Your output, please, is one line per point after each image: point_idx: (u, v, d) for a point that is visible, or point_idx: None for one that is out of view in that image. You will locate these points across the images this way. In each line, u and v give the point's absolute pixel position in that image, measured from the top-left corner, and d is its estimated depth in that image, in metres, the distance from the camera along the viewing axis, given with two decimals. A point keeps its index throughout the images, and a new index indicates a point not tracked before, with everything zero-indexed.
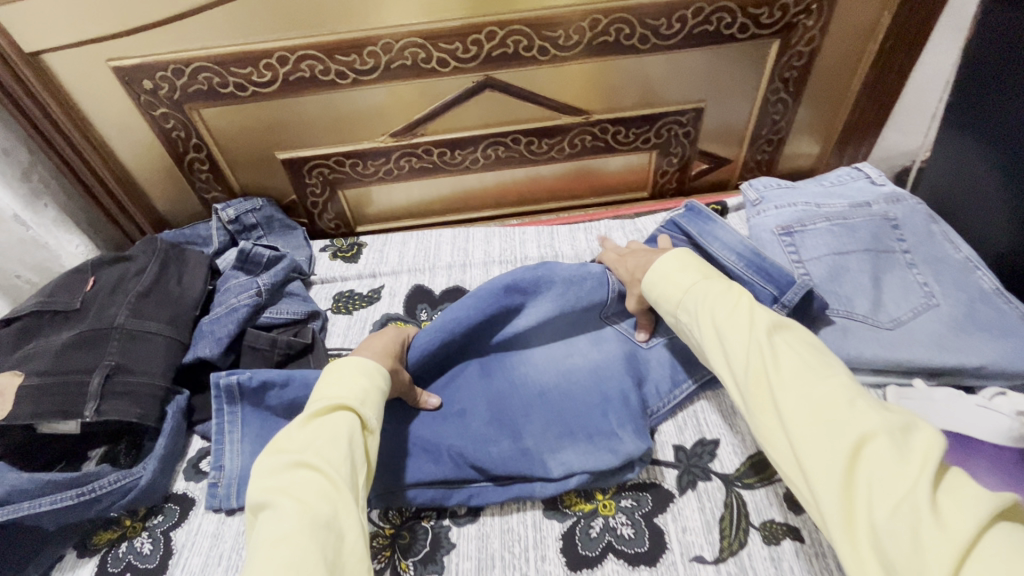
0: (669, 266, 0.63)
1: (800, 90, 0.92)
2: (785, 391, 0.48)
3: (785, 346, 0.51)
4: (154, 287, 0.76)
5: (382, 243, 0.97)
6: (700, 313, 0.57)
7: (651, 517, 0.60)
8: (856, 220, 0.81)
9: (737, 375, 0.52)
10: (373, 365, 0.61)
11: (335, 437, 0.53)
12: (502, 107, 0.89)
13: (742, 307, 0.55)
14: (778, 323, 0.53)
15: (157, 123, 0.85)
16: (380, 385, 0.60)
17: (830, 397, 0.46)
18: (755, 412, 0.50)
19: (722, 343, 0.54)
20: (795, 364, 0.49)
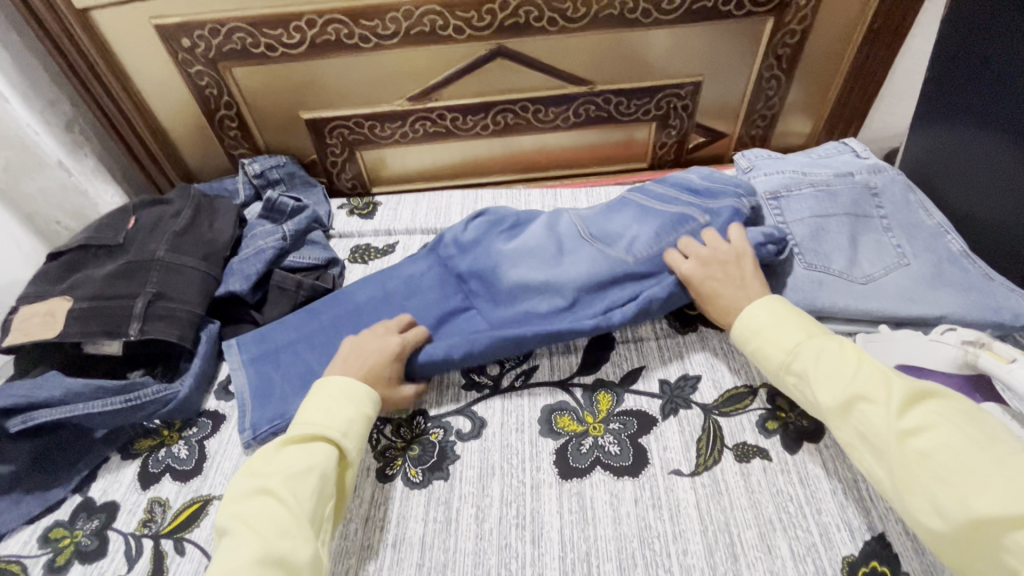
0: (766, 322, 0.62)
1: (793, 68, 0.98)
2: (949, 470, 0.45)
3: (934, 419, 0.48)
4: (189, 228, 0.83)
5: (396, 203, 1.04)
6: (816, 376, 0.55)
7: (636, 437, 0.67)
8: (838, 187, 0.87)
9: (882, 455, 0.49)
10: (361, 387, 0.63)
11: (307, 468, 0.55)
12: (513, 75, 0.96)
13: (868, 374, 0.53)
14: (922, 392, 0.50)
15: (192, 79, 0.92)
16: (363, 414, 0.61)
17: (996, 471, 0.43)
18: (904, 494, 0.47)
19: (856, 417, 0.51)
20: (954, 442, 0.46)
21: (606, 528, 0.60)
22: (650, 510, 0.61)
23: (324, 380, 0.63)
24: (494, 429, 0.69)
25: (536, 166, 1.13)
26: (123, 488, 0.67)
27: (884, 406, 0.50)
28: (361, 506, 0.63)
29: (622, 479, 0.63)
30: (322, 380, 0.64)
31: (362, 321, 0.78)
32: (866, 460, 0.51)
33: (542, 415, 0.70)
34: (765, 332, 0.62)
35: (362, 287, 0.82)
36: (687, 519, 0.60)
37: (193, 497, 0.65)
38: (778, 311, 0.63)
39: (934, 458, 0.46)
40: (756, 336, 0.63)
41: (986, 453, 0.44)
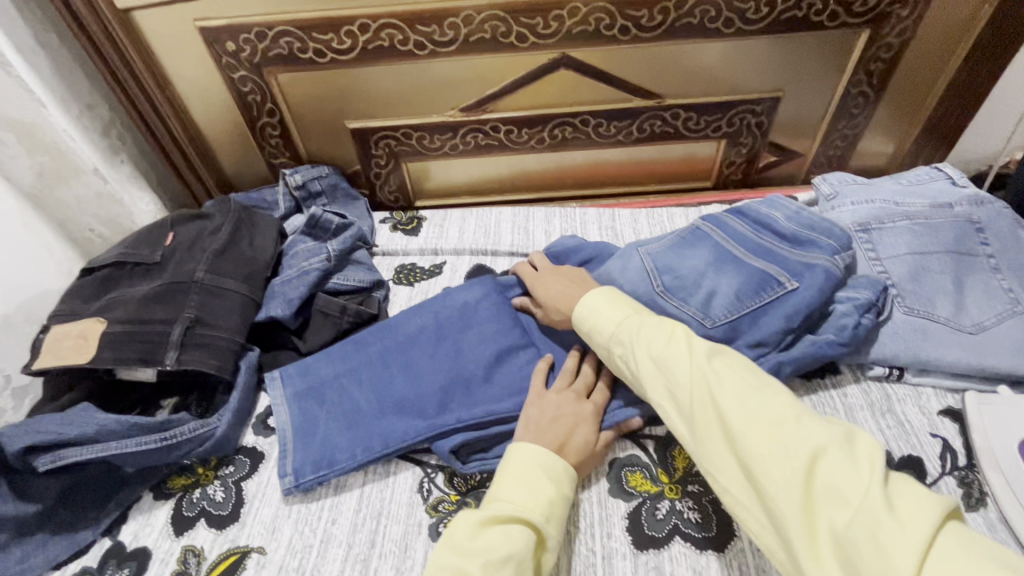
0: (599, 301, 0.61)
1: (883, 84, 0.89)
2: (735, 415, 0.45)
3: (724, 369, 0.49)
4: (229, 246, 0.77)
5: (442, 219, 0.98)
6: (634, 344, 0.55)
7: (719, 504, 0.60)
8: (938, 221, 0.78)
9: (681, 409, 0.49)
10: (557, 461, 0.56)
11: (508, 555, 0.48)
12: (576, 86, 0.88)
13: (676, 335, 0.53)
14: (714, 349, 0.51)
15: (235, 85, 0.87)
16: (562, 494, 0.55)
17: (764, 408, 0.45)
18: (698, 443, 0.47)
19: (663, 373, 0.51)
20: (736, 389, 0.47)
21: None
22: None
23: (513, 449, 0.58)
24: None
25: (590, 182, 1.06)
26: (155, 533, 0.62)
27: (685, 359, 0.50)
28: (413, 570, 0.57)
29: (706, 554, 0.56)
30: (517, 444, 0.58)
31: (414, 356, 0.72)
32: (665, 419, 0.50)
33: (611, 470, 0.63)
34: (593, 313, 0.60)
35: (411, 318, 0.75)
36: None
37: (230, 548, 0.60)
38: (614, 297, 0.62)
39: (724, 403, 0.46)
40: (592, 316, 0.61)
41: (758, 395, 0.46)
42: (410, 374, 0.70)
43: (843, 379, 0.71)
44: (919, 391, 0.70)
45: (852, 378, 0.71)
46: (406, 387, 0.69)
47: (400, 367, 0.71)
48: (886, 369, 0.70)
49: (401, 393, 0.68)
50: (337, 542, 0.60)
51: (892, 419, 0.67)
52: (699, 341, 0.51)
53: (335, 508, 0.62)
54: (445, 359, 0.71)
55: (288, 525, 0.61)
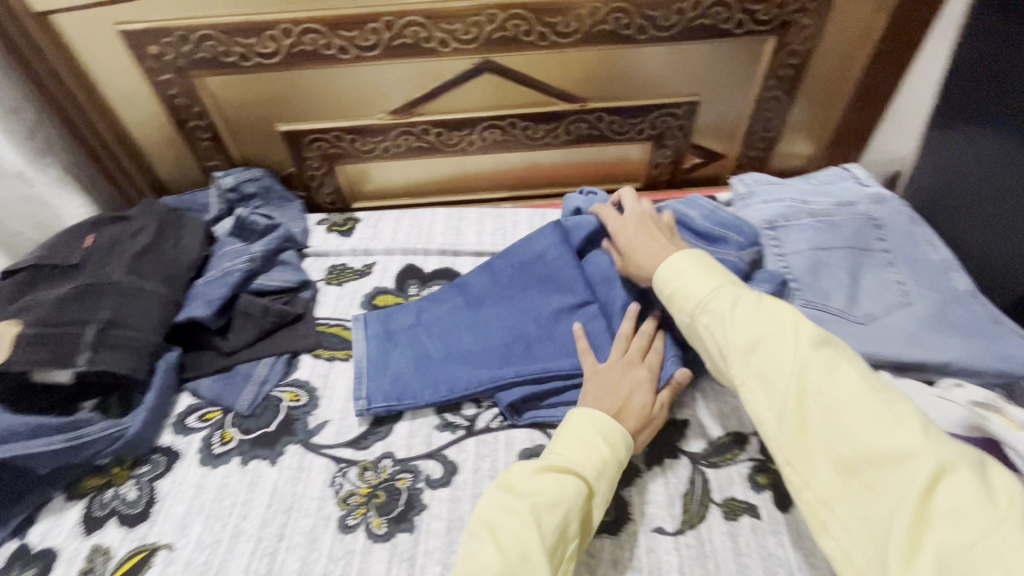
0: (679, 266, 0.61)
1: (794, 89, 0.94)
2: (843, 413, 0.46)
3: (834, 363, 0.49)
4: (151, 248, 0.78)
5: (376, 220, 0.99)
6: (728, 321, 0.55)
7: (617, 489, 0.63)
8: (840, 218, 0.82)
9: (772, 395, 0.50)
10: (607, 421, 0.59)
11: (557, 501, 0.53)
12: (501, 90, 0.91)
13: (787, 318, 0.53)
14: (823, 339, 0.51)
15: (161, 88, 0.87)
16: (616, 457, 0.58)
17: (887, 413, 0.45)
18: (790, 434, 0.48)
19: (758, 357, 0.52)
20: (849, 388, 0.47)
21: None
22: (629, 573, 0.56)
23: (575, 411, 0.61)
24: (466, 476, 0.65)
25: (525, 183, 1.08)
26: (63, 534, 0.62)
27: (789, 347, 0.50)
28: (319, 561, 0.59)
29: (601, 537, 0.59)
30: (580, 409, 0.61)
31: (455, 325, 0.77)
32: (755, 402, 0.51)
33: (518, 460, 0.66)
34: (680, 279, 0.61)
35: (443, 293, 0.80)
36: None
37: (138, 545, 0.61)
38: (704, 259, 0.62)
39: (834, 398, 0.47)
40: (675, 282, 0.61)
41: (878, 397, 0.46)
42: (433, 340, 0.76)
43: None
44: None
45: None
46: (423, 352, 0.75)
47: (425, 333, 0.76)
48: None
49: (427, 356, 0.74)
50: (247, 537, 0.61)
51: None
52: (808, 328, 0.51)
53: (247, 503, 0.64)
54: (468, 329, 0.76)
55: (199, 521, 0.62)
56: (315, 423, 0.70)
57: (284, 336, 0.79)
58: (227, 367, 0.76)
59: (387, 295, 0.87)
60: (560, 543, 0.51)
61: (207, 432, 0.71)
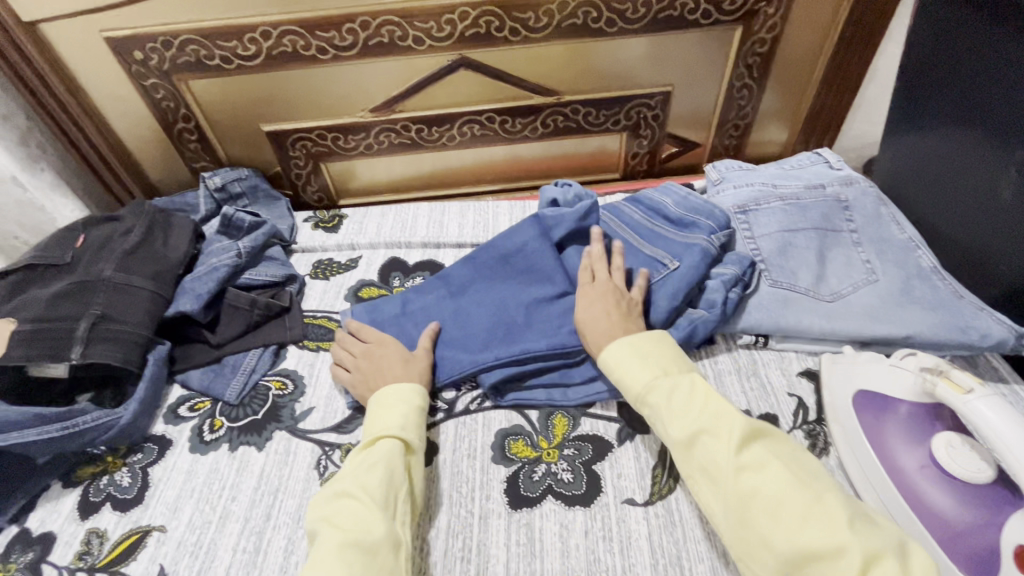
0: (622, 352, 0.62)
1: (764, 77, 0.96)
2: (778, 509, 0.47)
3: (763, 459, 0.51)
4: (141, 246, 0.81)
5: (362, 216, 1.02)
6: (666, 413, 0.56)
7: (590, 464, 0.65)
8: (808, 201, 0.84)
9: (719, 490, 0.51)
10: (409, 386, 0.66)
11: (376, 461, 0.58)
12: (477, 85, 0.93)
13: (711, 407, 0.55)
14: (758, 430, 0.53)
15: (148, 92, 0.90)
16: (415, 411, 0.64)
17: (813, 506, 0.47)
18: (737, 529, 0.49)
19: (699, 452, 0.53)
20: (778, 484, 0.48)
21: (554, 561, 0.58)
22: (600, 542, 0.59)
23: (381, 389, 0.66)
24: (445, 455, 0.67)
25: (507, 177, 1.11)
26: (60, 519, 0.65)
27: (723, 444, 0.52)
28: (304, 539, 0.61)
29: (573, 509, 0.61)
30: (384, 388, 0.66)
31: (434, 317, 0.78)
32: (705, 496, 0.52)
33: (495, 440, 0.68)
34: (626, 363, 0.61)
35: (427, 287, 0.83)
36: (638, 553, 0.58)
37: (132, 528, 0.63)
38: (655, 342, 0.63)
39: (767, 495, 0.48)
40: (618, 370, 0.61)
41: (805, 492, 0.48)
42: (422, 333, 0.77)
43: (717, 348, 0.77)
44: (783, 356, 0.75)
45: (724, 347, 0.77)
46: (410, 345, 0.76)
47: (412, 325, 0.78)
48: (752, 337, 0.76)
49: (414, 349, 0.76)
50: (235, 517, 0.64)
51: (756, 381, 0.72)
52: (739, 422, 0.53)
53: (235, 486, 0.66)
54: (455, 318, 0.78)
55: (189, 504, 0.65)
56: (301, 410, 0.73)
57: (271, 328, 0.82)
58: (216, 359, 0.78)
59: (371, 287, 0.89)
60: (393, 501, 0.56)
61: (197, 421, 0.73)
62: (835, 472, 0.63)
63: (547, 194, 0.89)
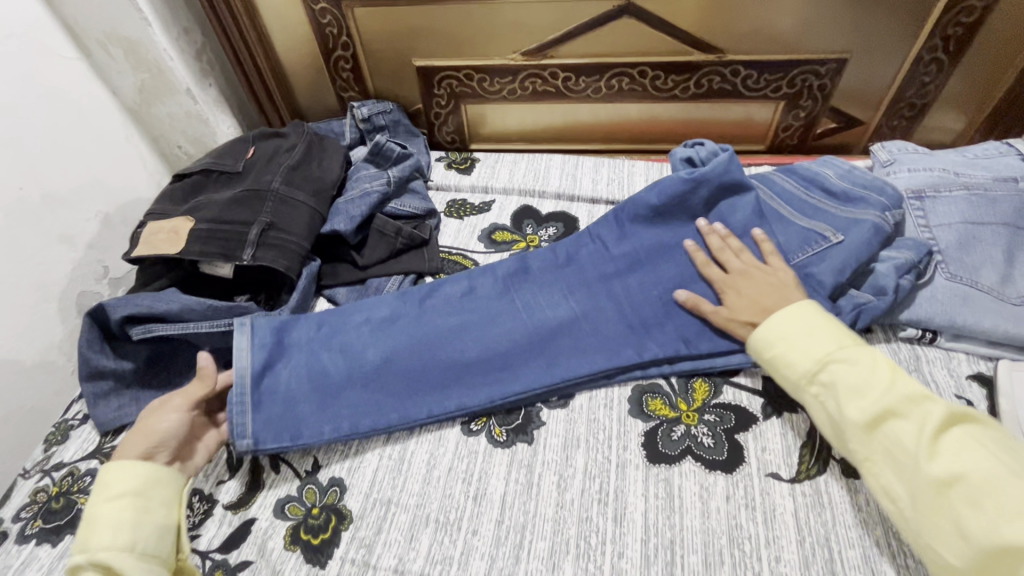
0: (791, 328, 0.59)
1: (960, 51, 0.86)
2: (985, 499, 0.45)
3: (964, 447, 0.47)
4: (301, 165, 0.85)
5: (494, 161, 1.02)
6: (840, 390, 0.54)
7: (732, 432, 0.64)
8: (999, 193, 0.75)
9: (904, 474, 0.49)
10: (127, 466, 0.55)
11: None
12: (636, 36, 0.90)
13: (918, 394, 0.51)
14: (959, 415, 0.49)
15: (315, 17, 0.94)
16: (129, 498, 0.53)
17: (1022, 497, 0.43)
18: (927, 513, 0.47)
19: (883, 434, 0.50)
20: (987, 473, 0.45)
21: (694, 519, 0.57)
22: (742, 509, 0.58)
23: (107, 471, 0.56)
24: (581, 401, 0.68)
25: (642, 138, 1.07)
26: None
27: (914, 427, 0.49)
28: (446, 456, 0.64)
29: (713, 474, 0.60)
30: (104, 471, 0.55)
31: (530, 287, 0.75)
32: (886, 479, 0.50)
33: (633, 394, 0.68)
34: (790, 336, 0.59)
35: (460, 277, 0.77)
36: (783, 527, 0.56)
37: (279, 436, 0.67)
38: (802, 315, 0.60)
39: (968, 484, 0.46)
40: (780, 342, 0.59)
41: (1021, 486, 0.44)
42: (482, 326, 0.72)
43: (873, 338, 0.72)
44: (951, 356, 0.70)
45: (882, 338, 0.72)
46: (452, 348, 0.70)
47: (456, 322, 0.72)
48: (918, 332, 0.70)
49: (457, 352, 0.70)
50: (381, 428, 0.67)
51: (918, 377, 0.67)
52: (940, 408, 0.50)
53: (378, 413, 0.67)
54: (501, 314, 0.73)
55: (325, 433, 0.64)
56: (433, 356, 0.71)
57: (411, 258, 0.84)
58: (362, 279, 0.83)
59: (504, 231, 0.90)
60: None
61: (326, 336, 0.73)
62: None
63: (678, 154, 0.84)
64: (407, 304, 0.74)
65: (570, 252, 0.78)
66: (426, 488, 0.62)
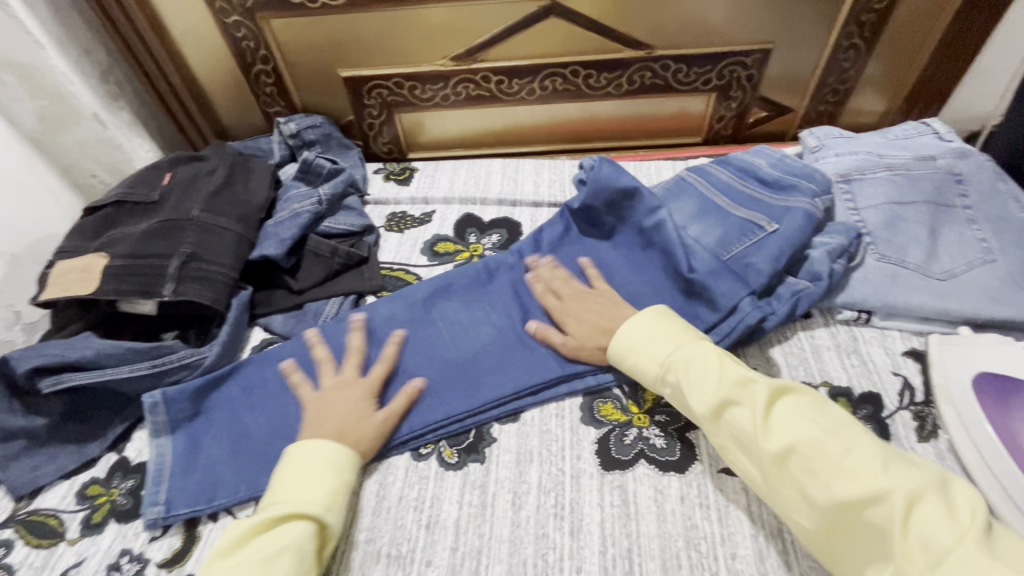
0: (637, 332, 0.61)
1: (874, 37, 0.89)
2: (815, 464, 0.48)
3: (791, 419, 0.50)
4: (224, 188, 0.80)
5: (433, 170, 0.99)
6: (687, 385, 0.56)
7: (683, 431, 0.63)
8: (919, 172, 0.78)
9: (751, 452, 0.51)
10: (344, 452, 0.59)
11: (282, 548, 0.50)
12: (565, 36, 0.89)
13: (735, 375, 0.54)
14: (779, 388, 0.53)
15: (229, 31, 0.89)
16: (343, 482, 0.57)
17: (845, 453, 0.47)
18: (775, 484, 0.50)
19: (727, 420, 0.53)
20: (812, 438, 0.48)
21: (650, 524, 0.57)
22: (697, 509, 0.58)
23: (311, 441, 0.59)
24: (533, 413, 0.67)
25: (583, 137, 1.06)
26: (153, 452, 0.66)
27: (747, 410, 0.52)
28: (395, 485, 0.62)
29: (666, 475, 0.60)
30: (309, 440, 0.59)
31: (477, 303, 0.75)
32: (742, 462, 0.52)
33: (584, 401, 0.67)
34: (636, 347, 0.61)
35: (403, 298, 0.76)
36: (737, 522, 0.56)
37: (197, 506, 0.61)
38: (654, 321, 0.62)
39: (800, 453, 0.48)
40: (633, 350, 0.61)
41: (837, 441, 0.48)
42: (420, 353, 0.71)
43: (813, 323, 0.73)
44: (886, 334, 0.71)
45: (822, 322, 0.73)
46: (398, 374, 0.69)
47: (398, 349, 0.71)
48: (854, 313, 0.72)
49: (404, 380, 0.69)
50: None
51: (857, 358, 0.69)
52: (762, 386, 0.53)
53: None
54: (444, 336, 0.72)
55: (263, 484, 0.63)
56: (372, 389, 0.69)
57: (350, 278, 0.81)
58: (298, 305, 0.79)
59: (447, 242, 0.87)
60: None
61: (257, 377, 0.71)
62: (946, 455, 0.61)
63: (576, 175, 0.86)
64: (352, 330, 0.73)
65: (512, 264, 0.78)
66: (376, 521, 0.59)
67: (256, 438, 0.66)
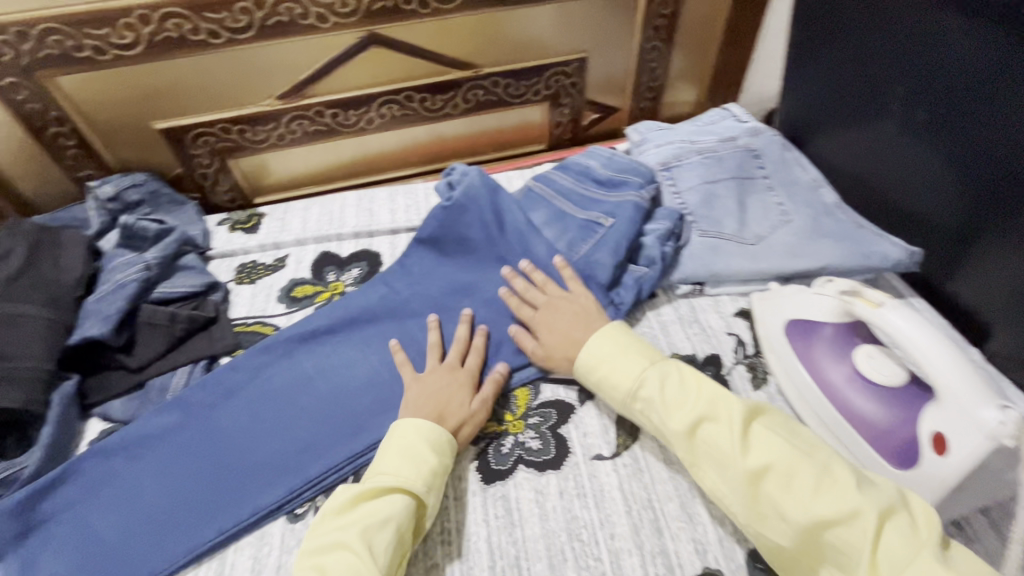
0: (606, 350, 0.63)
1: (670, 38, 1.00)
2: (790, 481, 0.50)
3: (766, 437, 0.53)
4: (25, 271, 0.71)
5: (283, 212, 0.95)
6: (660, 404, 0.57)
7: (556, 428, 0.66)
8: (723, 153, 0.88)
9: (724, 470, 0.53)
10: (439, 433, 0.59)
11: (386, 518, 0.52)
12: (391, 64, 0.90)
13: (712, 395, 0.56)
14: (754, 409, 0.55)
15: (6, 95, 0.78)
16: (443, 464, 0.58)
17: (815, 471, 0.49)
18: (750, 503, 0.51)
19: (702, 439, 0.54)
20: (788, 456, 0.51)
21: (534, 527, 0.59)
22: (575, 500, 0.60)
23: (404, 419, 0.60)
24: None
25: (434, 158, 1.07)
26: None
27: (724, 427, 0.54)
28: (272, 555, 0.59)
29: (545, 474, 0.62)
30: (410, 417, 0.60)
31: (340, 343, 0.73)
32: (714, 479, 0.54)
33: None
34: (608, 361, 0.63)
35: (261, 353, 0.72)
36: (612, 503, 0.60)
37: None
38: (615, 338, 0.64)
39: (772, 470, 0.51)
40: (603, 365, 0.63)
41: (811, 461, 0.50)
42: (285, 408, 0.68)
43: (658, 301, 0.80)
44: (718, 300, 0.80)
45: (665, 299, 0.81)
46: (263, 436, 0.66)
47: (259, 409, 0.68)
48: (690, 286, 0.80)
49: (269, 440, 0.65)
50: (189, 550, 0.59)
51: (697, 327, 0.77)
52: (738, 406, 0.55)
53: (190, 537, 0.59)
54: (309, 384, 0.69)
55: None
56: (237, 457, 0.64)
57: (198, 342, 0.75)
58: (140, 383, 0.72)
59: (305, 285, 0.84)
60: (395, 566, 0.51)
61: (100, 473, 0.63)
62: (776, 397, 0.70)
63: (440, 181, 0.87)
64: (205, 398, 0.68)
65: (373, 297, 0.77)
66: None
67: (107, 541, 0.59)
